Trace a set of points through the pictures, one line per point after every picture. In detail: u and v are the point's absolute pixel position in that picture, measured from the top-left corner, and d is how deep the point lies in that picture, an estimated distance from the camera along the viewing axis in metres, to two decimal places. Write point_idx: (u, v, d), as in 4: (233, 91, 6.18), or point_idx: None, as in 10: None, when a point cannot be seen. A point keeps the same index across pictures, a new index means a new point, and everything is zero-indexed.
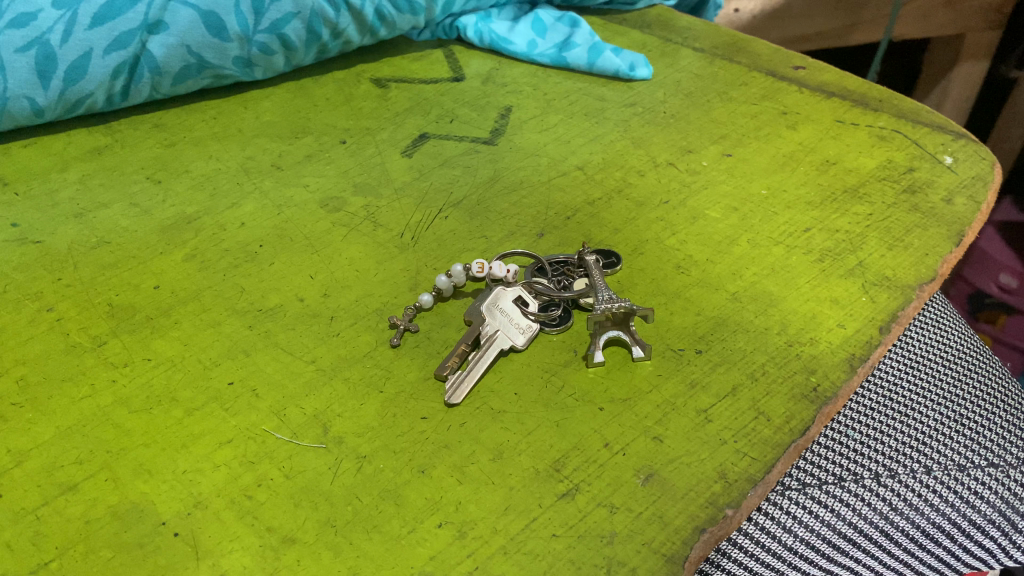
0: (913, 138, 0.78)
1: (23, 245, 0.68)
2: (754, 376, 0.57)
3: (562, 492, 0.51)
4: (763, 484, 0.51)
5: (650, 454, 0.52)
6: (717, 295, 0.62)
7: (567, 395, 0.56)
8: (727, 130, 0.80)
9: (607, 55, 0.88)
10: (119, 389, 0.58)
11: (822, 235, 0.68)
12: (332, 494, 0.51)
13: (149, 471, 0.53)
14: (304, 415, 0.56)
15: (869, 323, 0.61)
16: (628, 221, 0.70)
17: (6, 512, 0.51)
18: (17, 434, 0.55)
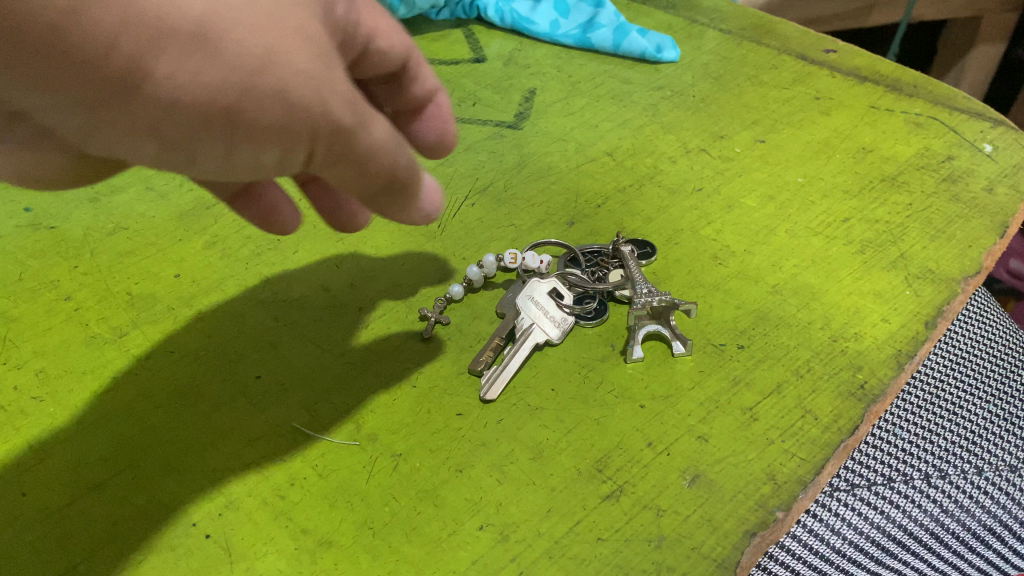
0: (950, 125, 0.76)
1: (37, 232, 0.66)
2: (799, 372, 0.55)
3: (606, 494, 0.49)
4: (814, 486, 0.49)
5: (695, 454, 0.51)
6: (757, 288, 0.61)
7: (606, 391, 0.54)
8: (759, 114, 0.78)
9: (633, 36, 0.85)
10: (142, 383, 0.56)
11: (862, 225, 0.66)
12: (369, 494, 0.49)
13: (176, 469, 0.51)
14: (335, 411, 0.54)
15: (915, 318, 0.59)
16: (661, 210, 0.68)
17: (30, 512, 0.49)
18: (38, 430, 0.53)
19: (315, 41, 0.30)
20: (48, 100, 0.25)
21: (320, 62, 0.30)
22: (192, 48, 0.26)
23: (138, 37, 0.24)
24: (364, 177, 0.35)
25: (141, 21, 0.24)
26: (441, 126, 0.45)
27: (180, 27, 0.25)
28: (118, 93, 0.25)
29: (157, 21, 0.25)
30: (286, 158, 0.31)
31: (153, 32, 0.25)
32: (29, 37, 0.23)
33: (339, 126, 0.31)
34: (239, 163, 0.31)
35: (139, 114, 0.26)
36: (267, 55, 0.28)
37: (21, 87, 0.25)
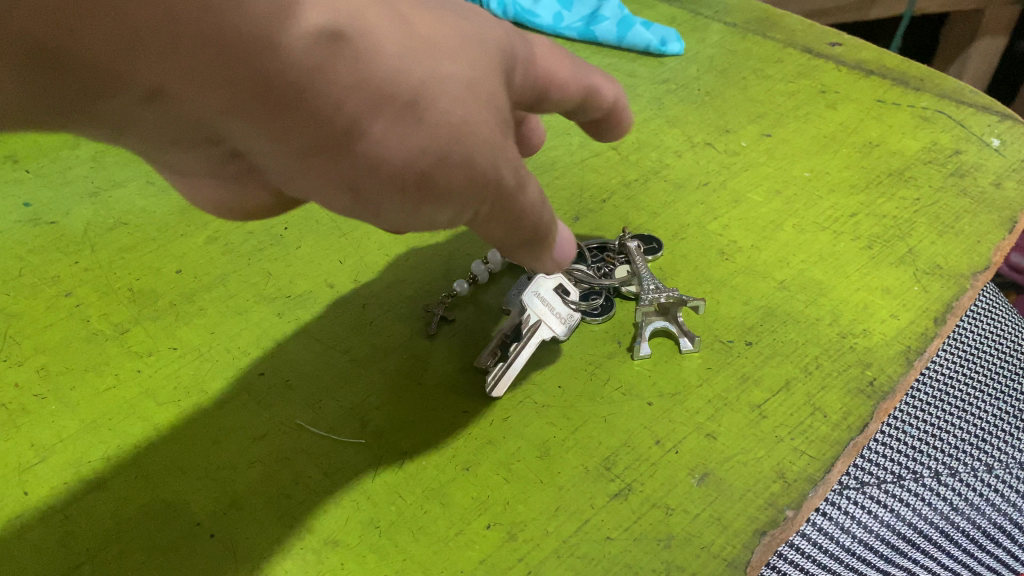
0: (957, 119, 0.75)
1: (37, 227, 0.66)
2: (807, 369, 0.55)
3: (614, 492, 0.49)
4: (824, 484, 0.49)
5: (704, 452, 0.50)
6: (765, 284, 0.60)
7: (613, 389, 0.54)
8: (764, 108, 0.77)
9: (638, 29, 0.85)
10: (144, 381, 0.55)
11: (869, 220, 0.65)
12: (375, 493, 0.49)
13: (180, 467, 0.50)
14: (340, 408, 0.53)
15: (923, 314, 0.58)
16: (667, 205, 0.67)
17: (32, 511, 0.48)
18: (40, 428, 0.53)
19: (501, 115, 0.33)
20: (268, 146, 0.29)
21: (500, 131, 0.33)
22: (404, 114, 0.29)
23: (363, 98, 0.28)
24: (515, 233, 0.37)
25: (361, 82, 0.28)
26: (621, 127, 0.44)
27: (397, 93, 0.29)
28: (332, 145, 0.29)
29: (380, 86, 0.28)
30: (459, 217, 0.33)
31: (374, 93, 0.28)
32: (277, 89, 0.27)
33: (505, 189, 0.34)
34: (418, 220, 0.33)
35: (346, 168, 0.29)
36: (461, 123, 0.31)
37: (247, 131, 0.28)
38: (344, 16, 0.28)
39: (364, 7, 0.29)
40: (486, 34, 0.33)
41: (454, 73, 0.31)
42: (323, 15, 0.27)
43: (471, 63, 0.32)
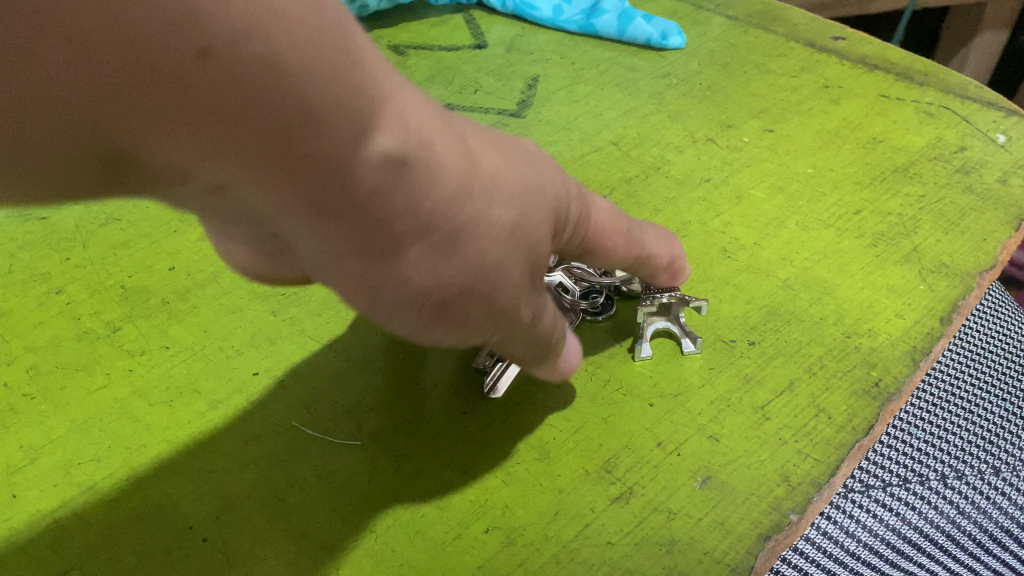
0: (962, 115, 0.74)
1: (28, 222, 0.64)
2: (811, 370, 0.54)
3: (615, 495, 0.48)
4: (828, 488, 0.48)
5: (706, 455, 0.49)
6: (768, 283, 0.59)
7: (614, 389, 0.53)
8: (767, 103, 0.76)
9: (638, 22, 0.84)
10: (135, 380, 0.54)
11: (874, 217, 0.64)
12: (370, 496, 0.48)
13: (173, 470, 0.49)
14: (335, 409, 0.52)
15: (930, 313, 0.57)
16: (668, 202, 0.66)
17: (21, 514, 0.47)
18: (29, 429, 0.51)
19: (531, 259, 0.35)
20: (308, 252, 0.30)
21: (528, 273, 0.36)
22: (444, 245, 0.31)
23: (409, 226, 0.30)
24: (529, 354, 0.41)
25: (414, 210, 0.30)
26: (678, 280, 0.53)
27: (445, 226, 0.31)
28: (374, 268, 0.31)
29: (429, 220, 0.30)
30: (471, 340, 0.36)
31: (421, 225, 0.30)
32: (333, 211, 0.28)
33: (517, 322, 0.37)
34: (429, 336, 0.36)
35: (375, 288, 0.32)
36: (492, 267, 0.33)
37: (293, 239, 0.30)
38: (413, 144, 0.29)
39: (435, 138, 0.30)
40: (540, 178, 0.36)
41: (501, 223, 0.33)
42: (394, 143, 0.28)
43: (518, 204, 0.34)
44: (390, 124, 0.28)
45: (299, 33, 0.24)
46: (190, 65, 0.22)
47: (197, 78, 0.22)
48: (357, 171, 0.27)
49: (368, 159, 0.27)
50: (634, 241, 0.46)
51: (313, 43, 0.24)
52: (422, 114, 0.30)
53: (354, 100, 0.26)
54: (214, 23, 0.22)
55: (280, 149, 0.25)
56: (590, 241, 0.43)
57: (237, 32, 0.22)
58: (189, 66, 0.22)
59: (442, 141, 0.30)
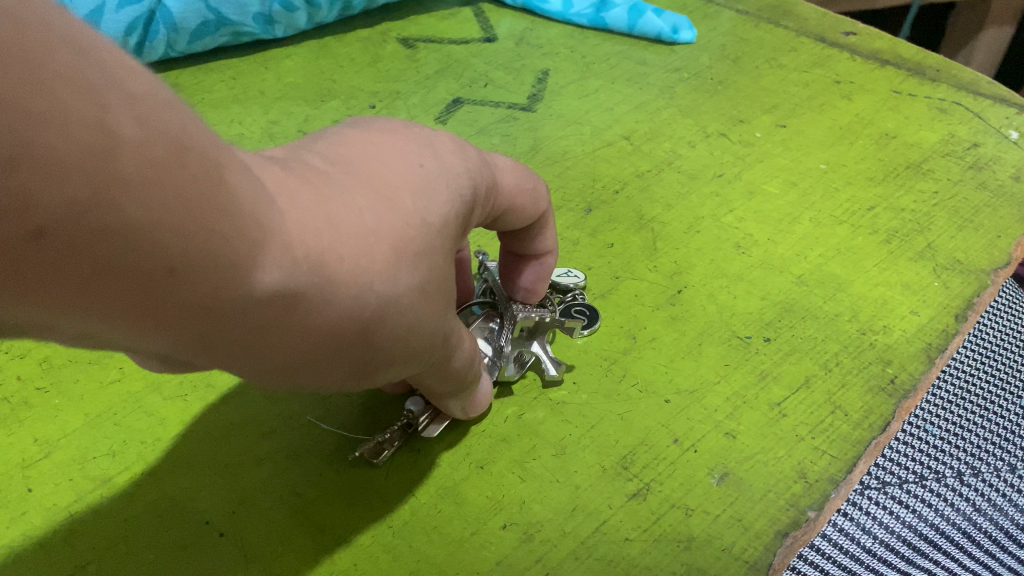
0: (974, 111, 0.74)
1: None
2: (827, 366, 0.54)
3: (633, 492, 0.47)
4: (846, 485, 0.48)
5: (723, 451, 0.49)
6: (782, 279, 0.59)
7: (629, 385, 0.53)
8: (778, 99, 0.76)
9: (649, 16, 0.83)
10: (149, 374, 0.54)
11: (887, 214, 0.64)
12: (387, 492, 0.48)
13: (188, 465, 0.49)
14: (350, 404, 0.52)
15: (944, 310, 0.57)
16: (681, 197, 0.66)
17: (36, 509, 0.47)
18: (43, 422, 0.51)
19: (438, 303, 0.36)
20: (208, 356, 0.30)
21: (438, 315, 0.36)
22: (349, 339, 0.32)
23: (311, 334, 0.30)
24: (448, 385, 0.43)
25: (312, 324, 0.30)
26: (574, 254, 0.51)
27: (348, 326, 0.31)
28: (280, 365, 0.31)
29: (331, 325, 0.30)
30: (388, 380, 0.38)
31: (322, 331, 0.30)
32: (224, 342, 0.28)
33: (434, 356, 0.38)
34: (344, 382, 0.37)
35: (282, 378, 0.32)
36: (402, 331, 0.34)
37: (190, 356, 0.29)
38: (304, 268, 0.28)
39: (324, 242, 0.29)
40: (437, 210, 0.35)
41: (406, 289, 0.33)
42: (280, 274, 0.27)
43: (419, 263, 0.33)
44: (275, 256, 0.27)
45: (155, 196, 0.22)
46: (27, 252, 0.21)
47: (41, 262, 0.21)
48: (242, 304, 0.27)
49: (254, 293, 0.27)
50: (540, 194, 0.45)
51: (172, 201, 0.23)
52: (296, 208, 0.29)
53: (230, 241, 0.25)
54: (45, 210, 0.20)
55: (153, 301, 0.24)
56: (497, 205, 0.42)
57: (84, 219, 0.21)
58: (28, 255, 0.21)
59: (333, 231, 0.29)
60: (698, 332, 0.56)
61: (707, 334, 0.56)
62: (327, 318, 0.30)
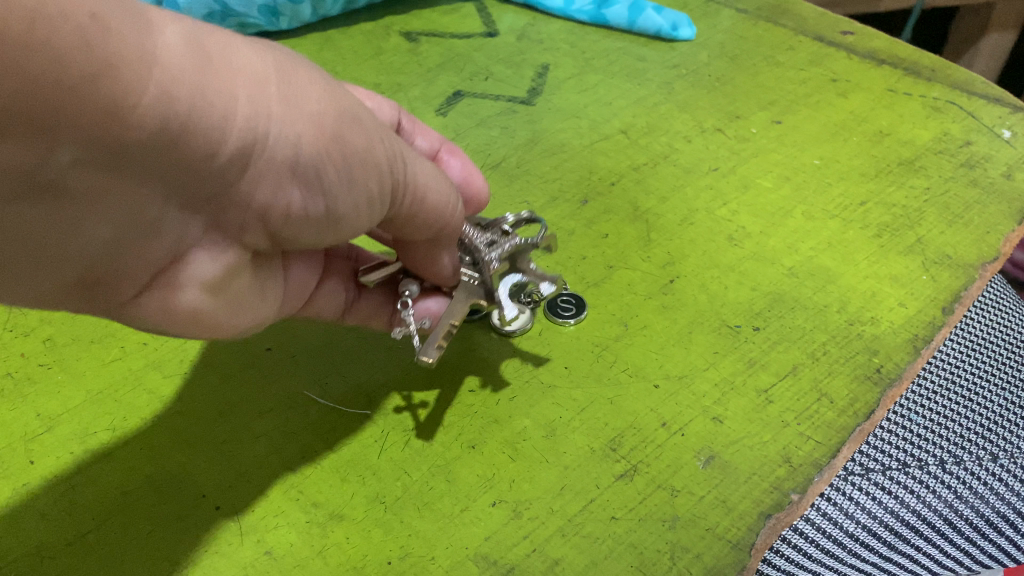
0: (968, 110, 0.75)
1: None
2: (814, 355, 0.55)
3: (620, 473, 0.48)
4: (829, 469, 0.49)
5: (710, 435, 0.50)
6: (774, 270, 0.60)
7: (620, 370, 0.54)
8: (775, 95, 0.77)
9: (649, 13, 0.84)
10: (150, 353, 0.55)
11: (879, 209, 0.65)
12: (380, 468, 0.49)
13: (186, 440, 0.50)
14: (347, 385, 0.53)
15: (932, 303, 0.58)
16: (676, 189, 0.67)
17: (38, 480, 0.48)
18: (46, 397, 0.53)
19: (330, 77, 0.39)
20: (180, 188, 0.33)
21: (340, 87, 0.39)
22: (286, 86, 0.34)
23: (250, 84, 0.33)
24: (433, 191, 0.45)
25: (242, 72, 0.32)
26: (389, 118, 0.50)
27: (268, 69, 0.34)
28: (263, 133, 0.33)
29: (255, 70, 0.33)
30: (367, 197, 0.40)
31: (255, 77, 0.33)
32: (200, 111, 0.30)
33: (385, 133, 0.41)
34: (322, 209, 0.39)
35: (272, 153, 0.34)
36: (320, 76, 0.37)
37: (164, 183, 0.32)
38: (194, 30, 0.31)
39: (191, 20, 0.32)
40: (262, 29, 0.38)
41: (282, 51, 0.36)
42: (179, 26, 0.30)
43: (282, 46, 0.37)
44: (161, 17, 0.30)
45: None
46: None
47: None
48: (173, 52, 0.29)
49: (172, 41, 0.29)
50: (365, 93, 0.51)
51: None
52: None
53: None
54: None
55: (107, 94, 0.27)
56: None
57: None
58: None
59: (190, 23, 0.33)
60: (688, 321, 0.57)
61: (698, 322, 0.57)
62: (242, 62, 0.33)
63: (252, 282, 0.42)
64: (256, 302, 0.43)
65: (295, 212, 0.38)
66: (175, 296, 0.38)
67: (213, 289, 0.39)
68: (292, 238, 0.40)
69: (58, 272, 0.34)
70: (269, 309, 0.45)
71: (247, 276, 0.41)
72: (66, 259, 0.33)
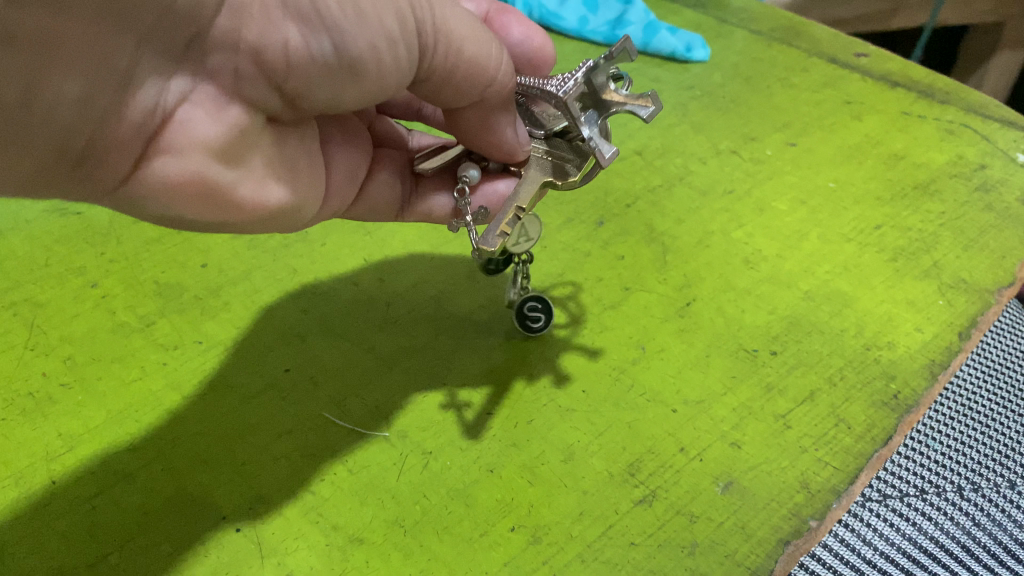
0: (982, 133, 0.75)
1: (64, 217, 0.67)
2: (832, 380, 0.55)
3: (639, 498, 0.48)
4: (848, 496, 0.49)
5: (728, 461, 0.50)
6: (790, 294, 0.60)
7: (638, 395, 0.54)
8: (790, 117, 0.77)
9: (663, 35, 0.85)
10: (171, 373, 0.55)
11: (894, 232, 0.65)
12: (399, 491, 0.49)
13: (206, 461, 0.51)
14: (365, 406, 0.54)
15: (948, 328, 0.58)
16: (691, 211, 0.68)
17: (60, 500, 0.49)
18: (67, 417, 0.53)
19: None
20: (150, 30, 0.33)
21: None
22: None
23: None
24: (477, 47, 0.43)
25: None
26: None
27: None
28: None
29: None
30: (385, 35, 0.37)
31: None
32: None
33: None
34: (330, 50, 0.37)
35: None
36: None
37: (128, 22, 0.32)
38: None
39: None
40: None
41: None
42: None
43: None
44: None
45: None
46: None
47: None
48: None
49: None
50: None
51: None
52: None
53: None
54: None
55: None
56: None
57: None
58: None
59: None
60: (705, 344, 0.57)
61: (714, 346, 0.57)
62: None
63: (268, 151, 0.41)
64: (280, 177, 0.42)
65: (297, 54, 0.36)
66: (176, 164, 0.37)
67: (218, 153, 0.38)
68: (304, 92, 0.39)
69: (40, 141, 0.34)
70: (297, 190, 0.44)
71: (263, 142, 0.41)
72: (41, 124, 0.33)
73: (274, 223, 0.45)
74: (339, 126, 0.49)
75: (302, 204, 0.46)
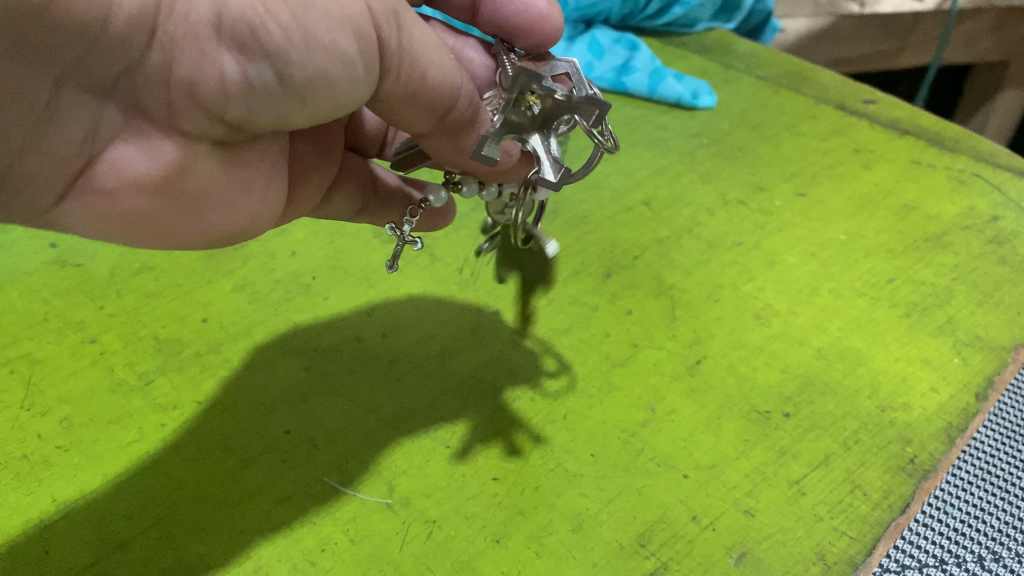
0: (994, 183, 0.74)
1: (64, 269, 0.66)
2: (847, 444, 0.54)
3: (649, 571, 0.47)
4: (865, 568, 0.47)
5: (742, 531, 0.49)
6: (802, 351, 0.59)
7: (648, 459, 0.52)
8: (799, 167, 0.76)
9: (669, 82, 0.85)
10: (169, 435, 0.54)
11: (907, 287, 0.64)
12: (402, 563, 0.48)
13: (204, 530, 0.49)
14: (367, 470, 0.52)
15: (964, 388, 0.57)
16: (700, 264, 0.66)
17: (52, 571, 0.47)
18: (62, 481, 0.52)
19: None
20: (71, 76, 0.34)
21: None
22: None
23: None
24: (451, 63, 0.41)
25: None
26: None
27: None
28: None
29: None
30: (337, 58, 0.36)
31: None
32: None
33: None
34: (272, 76, 0.36)
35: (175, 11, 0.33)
36: None
37: (45, 59, 0.33)
38: None
39: None
40: None
41: None
42: None
43: None
44: None
45: None
46: None
47: None
48: None
49: None
50: None
51: None
52: None
53: None
54: None
55: None
56: None
57: None
58: None
59: None
60: (716, 405, 0.56)
61: (726, 407, 0.55)
62: None
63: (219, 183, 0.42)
64: (231, 203, 0.43)
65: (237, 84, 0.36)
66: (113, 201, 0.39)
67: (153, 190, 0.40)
68: (246, 117, 0.38)
69: None
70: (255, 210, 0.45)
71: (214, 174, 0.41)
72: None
73: (226, 242, 0.46)
74: (315, 137, 0.49)
75: (264, 223, 0.47)
